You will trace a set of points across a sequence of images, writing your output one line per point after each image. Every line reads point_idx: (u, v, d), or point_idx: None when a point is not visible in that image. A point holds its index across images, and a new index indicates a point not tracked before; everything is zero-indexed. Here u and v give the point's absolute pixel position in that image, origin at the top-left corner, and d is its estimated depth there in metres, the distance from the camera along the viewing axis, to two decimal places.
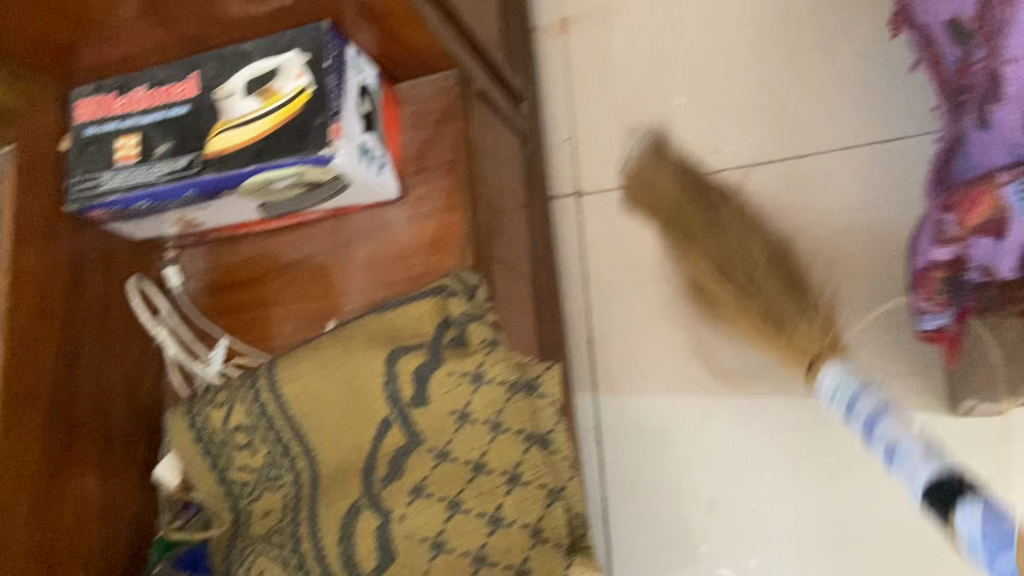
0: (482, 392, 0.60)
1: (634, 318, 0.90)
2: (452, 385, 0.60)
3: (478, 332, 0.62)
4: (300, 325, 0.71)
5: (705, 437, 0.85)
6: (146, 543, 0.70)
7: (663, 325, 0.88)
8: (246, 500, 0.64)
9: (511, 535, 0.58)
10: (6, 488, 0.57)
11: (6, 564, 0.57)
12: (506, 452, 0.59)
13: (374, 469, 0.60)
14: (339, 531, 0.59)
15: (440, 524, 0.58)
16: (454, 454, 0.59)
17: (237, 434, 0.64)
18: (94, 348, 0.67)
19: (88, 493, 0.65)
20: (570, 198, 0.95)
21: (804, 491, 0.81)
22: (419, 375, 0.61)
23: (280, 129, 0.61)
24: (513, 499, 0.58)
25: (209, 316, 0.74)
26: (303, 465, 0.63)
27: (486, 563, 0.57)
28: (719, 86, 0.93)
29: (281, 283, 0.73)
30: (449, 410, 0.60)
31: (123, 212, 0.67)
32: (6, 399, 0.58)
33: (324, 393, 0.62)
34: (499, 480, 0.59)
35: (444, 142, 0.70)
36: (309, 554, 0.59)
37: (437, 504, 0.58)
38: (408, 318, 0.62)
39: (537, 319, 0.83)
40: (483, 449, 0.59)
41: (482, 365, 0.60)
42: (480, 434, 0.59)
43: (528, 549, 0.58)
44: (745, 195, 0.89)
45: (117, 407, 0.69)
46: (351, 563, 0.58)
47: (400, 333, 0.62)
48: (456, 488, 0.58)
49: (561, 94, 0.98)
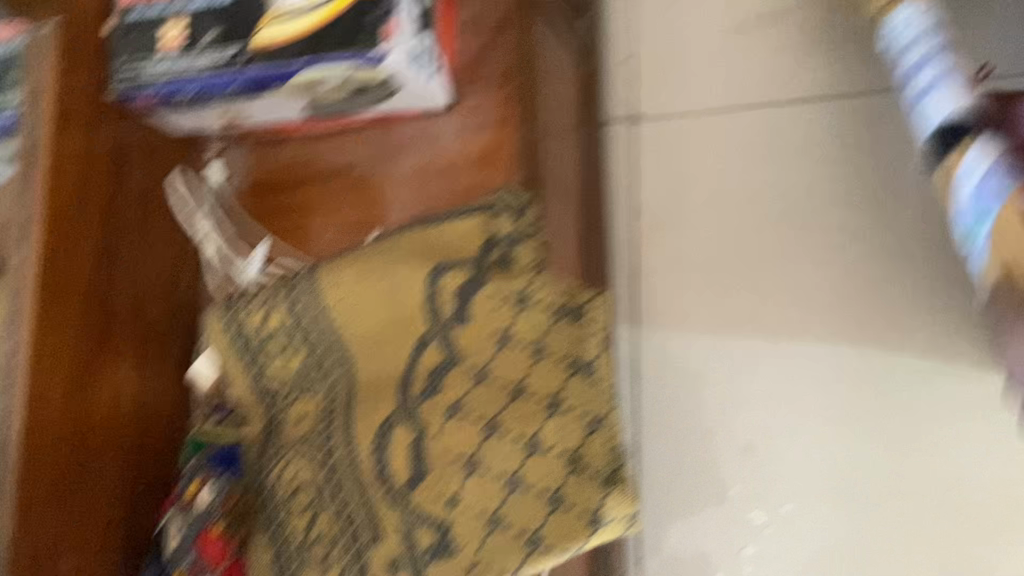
0: (526, 315, 0.58)
1: (681, 253, 0.87)
2: (495, 305, 0.58)
3: (526, 253, 0.60)
4: (340, 234, 0.70)
5: (745, 379, 0.83)
6: (180, 442, 0.70)
7: (710, 262, 0.86)
8: (282, 405, 0.64)
9: (547, 461, 0.54)
10: (42, 373, 0.57)
11: (40, 449, 0.56)
12: (547, 376, 0.56)
13: (411, 384, 0.59)
14: (373, 442, 0.58)
15: (475, 444, 0.56)
16: (493, 376, 0.57)
17: (273, 338, 0.64)
18: (132, 240, 0.66)
19: (122, 386, 0.64)
20: (623, 125, 0.92)
21: (845, 440, 0.79)
22: (461, 292, 0.59)
23: (330, 24, 0.58)
24: (552, 424, 0.55)
25: (247, 218, 0.73)
26: (339, 375, 0.62)
27: (519, 488, 0.54)
28: (788, 14, 0.88)
29: (323, 190, 0.71)
30: (491, 330, 0.58)
31: (165, 103, 0.64)
32: (43, 283, 0.57)
33: (363, 304, 0.61)
34: (539, 404, 0.56)
35: (500, 51, 0.67)
36: (341, 461, 0.59)
37: (473, 424, 0.56)
38: (453, 234, 0.62)
39: (582, 245, 0.80)
40: (524, 373, 0.57)
41: (527, 288, 0.58)
42: (521, 356, 0.57)
43: (564, 477, 0.54)
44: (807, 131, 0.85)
45: (153, 303, 0.68)
46: (383, 475, 0.57)
47: (444, 249, 0.61)
48: (494, 409, 0.56)
49: (621, 15, 0.95)
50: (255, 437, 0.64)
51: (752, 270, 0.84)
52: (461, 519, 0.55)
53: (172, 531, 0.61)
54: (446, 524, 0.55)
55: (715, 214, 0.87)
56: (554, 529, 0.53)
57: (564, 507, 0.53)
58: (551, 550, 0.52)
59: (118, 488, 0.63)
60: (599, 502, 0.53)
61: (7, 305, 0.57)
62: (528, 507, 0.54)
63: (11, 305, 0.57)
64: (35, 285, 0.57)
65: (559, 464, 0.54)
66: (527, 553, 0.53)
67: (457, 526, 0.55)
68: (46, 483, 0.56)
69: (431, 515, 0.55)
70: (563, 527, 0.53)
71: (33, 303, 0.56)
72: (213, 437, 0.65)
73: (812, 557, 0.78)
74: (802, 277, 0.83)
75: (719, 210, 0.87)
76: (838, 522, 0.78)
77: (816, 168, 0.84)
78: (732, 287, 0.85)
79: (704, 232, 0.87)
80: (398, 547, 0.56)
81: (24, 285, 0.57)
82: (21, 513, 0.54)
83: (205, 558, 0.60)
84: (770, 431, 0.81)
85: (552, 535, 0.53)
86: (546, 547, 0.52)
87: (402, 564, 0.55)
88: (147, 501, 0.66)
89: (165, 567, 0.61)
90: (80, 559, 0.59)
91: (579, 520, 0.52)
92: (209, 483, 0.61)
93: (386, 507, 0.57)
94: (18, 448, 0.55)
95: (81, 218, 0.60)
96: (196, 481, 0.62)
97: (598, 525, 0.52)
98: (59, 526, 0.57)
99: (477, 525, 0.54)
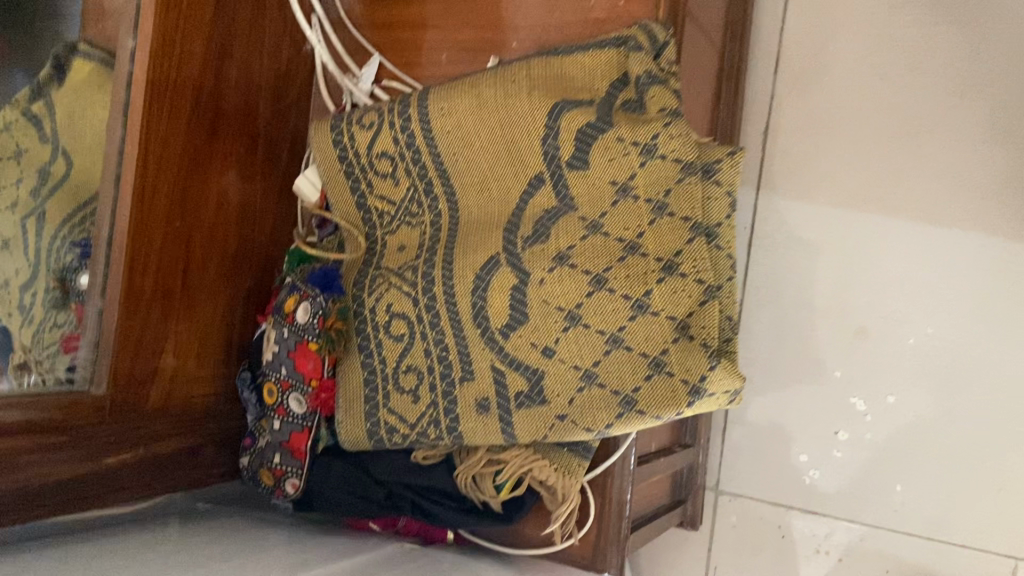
0: (650, 168, 0.52)
1: (826, 114, 0.78)
2: (618, 154, 0.53)
3: (658, 97, 0.54)
4: (458, 56, 0.64)
5: (873, 261, 0.76)
6: (282, 254, 0.70)
7: (856, 127, 0.77)
8: (383, 232, 0.62)
9: (653, 324, 0.51)
10: (151, 170, 0.56)
11: (146, 246, 0.57)
12: (665, 236, 0.51)
13: (518, 227, 0.56)
14: (472, 281, 0.56)
15: (579, 298, 0.53)
16: (606, 229, 0.53)
17: (381, 161, 0.61)
18: (244, 40, 0.63)
19: (228, 191, 0.63)
20: None
21: (973, 341, 0.72)
22: (583, 134, 0.54)
23: None
24: (663, 287, 0.51)
25: (363, 28, 0.68)
26: (445, 208, 0.60)
27: (621, 348, 0.52)
28: None
29: (444, 4, 0.65)
30: (610, 180, 0.53)
31: None
32: (153, 77, 0.55)
33: (476, 136, 0.57)
34: (653, 264, 0.51)
35: None
36: (439, 297, 0.57)
37: (579, 277, 0.53)
38: (580, 69, 0.56)
39: (716, 95, 0.72)
40: (640, 230, 0.52)
41: (656, 137, 0.52)
42: (639, 211, 0.52)
43: (669, 343, 0.51)
44: None
45: (262, 109, 0.66)
46: (480, 316, 0.56)
47: (570, 85, 0.56)
48: (604, 265, 0.53)
49: None
50: (355, 260, 0.63)
51: (903, 144, 0.75)
52: (556, 371, 0.54)
53: (268, 341, 0.62)
54: (540, 372, 0.54)
55: (873, 74, 0.76)
56: (651, 394, 0.51)
57: (665, 374, 0.51)
58: (645, 414, 0.51)
59: (220, 292, 0.64)
60: (704, 374, 0.50)
61: (121, 95, 0.56)
62: (626, 369, 0.52)
63: (125, 95, 0.56)
64: (146, 78, 0.55)
65: (668, 328, 0.51)
66: (620, 413, 0.52)
67: (550, 376, 0.54)
68: (152, 278, 0.58)
69: (526, 361, 0.54)
70: (661, 393, 0.51)
71: (143, 98, 0.55)
72: (313, 255, 0.64)
73: (909, 455, 0.74)
74: (957, 156, 0.74)
75: (877, 70, 0.76)
76: (943, 423, 0.73)
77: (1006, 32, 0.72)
78: (876, 157, 0.76)
79: (855, 94, 0.77)
80: (489, 387, 0.55)
81: (135, 77, 0.55)
82: (127, 304, 0.56)
83: (298, 373, 0.61)
84: (889, 319, 0.75)
85: (647, 398, 0.51)
86: (641, 410, 0.51)
87: (491, 405, 0.56)
88: (248, 307, 0.67)
89: (261, 376, 0.63)
90: (183, 354, 0.61)
91: (679, 388, 0.50)
92: (305, 302, 0.60)
93: (481, 347, 0.56)
94: (126, 242, 0.55)
95: (194, 10, 0.57)
96: (294, 297, 0.61)
97: (699, 396, 0.50)
98: (163, 321, 0.59)
99: (572, 378, 0.53)
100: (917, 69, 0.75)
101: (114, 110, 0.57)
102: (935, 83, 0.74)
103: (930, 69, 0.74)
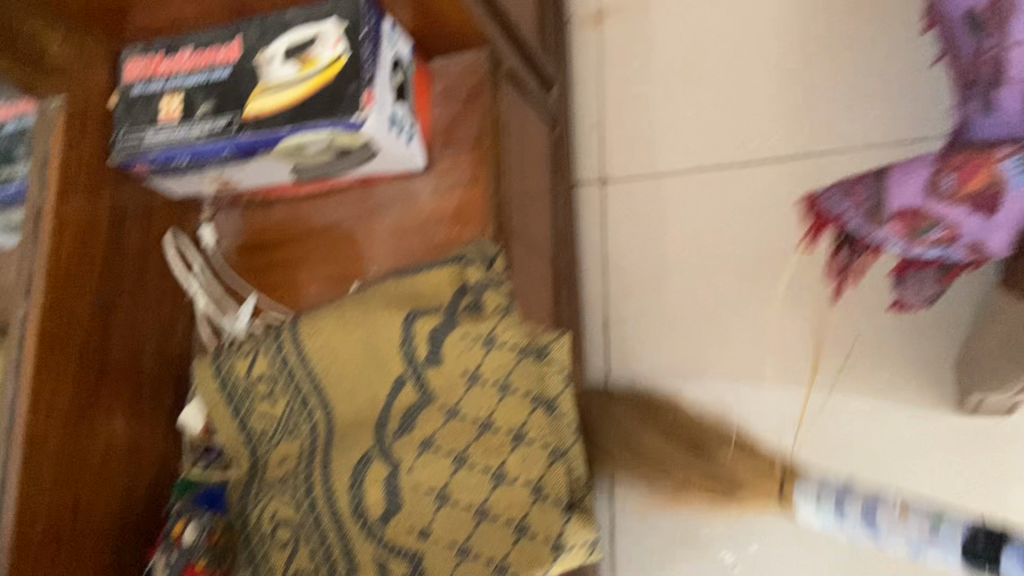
0: (492, 355, 0.61)
1: (652, 303, 0.93)
2: (465, 348, 0.61)
3: (492, 299, 0.65)
4: (324, 286, 0.74)
5: None
6: (169, 487, 0.73)
7: (678, 311, 0.91)
8: (264, 448, 0.68)
9: (513, 492, 0.59)
10: (42, 421, 0.61)
11: (35, 493, 0.59)
12: (512, 412, 0.60)
13: (386, 423, 0.63)
14: (349, 479, 0.62)
15: (445, 478, 0.60)
16: (463, 413, 0.61)
17: (260, 383, 0.67)
18: (129, 296, 0.71)
19: (116, 433, 0.68)
20: (595, 186, 0.98)
21: None
22: (435, 335, 0.62)
23: (315, 94, 0.64)
24: (516, 457, 0.60)
25: (239, 274, 0.78)
26: (320, 417, 0.66)
27: (487, 518, 0.59)
28: (745, 82, 0.94)
29: (309, 246, 0.75)
30: (462, 370, 0.62)
31: (163, 168, 0.70)
32: (44, 337, 0.61)
33: (342, 347, 0.65)
34: (505, 438, 0.60)
35: (472, 118, 0.73)
36: (320, 498, 0.63)
37: (442, 458, 0.60)
38: (427, 283, 0.65)
39: (555, 297, 0.84)
40: (491, 409, 0.61)
41: (494, 329, 0.61)
42: (488, 395, 0.61)
43: (529, 506, 0.59)
44: (764, 191, 0.90)
45: (147, 354, 0.72)
46: (359, 509, 0.61)
47: (419, 297, 0.65)
48: (462, 444, 0.60)
49: (592, 84, 1.01)
50: (239, 478, 0.69)
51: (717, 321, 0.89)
52: (434, 549, 0.60)
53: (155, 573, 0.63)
54: (419, 553, 0.60)
55: (682, 269, 0.92)
56: (521, 556, 0.58)
57: (529, 535, 0.59)
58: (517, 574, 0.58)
59: (108, 531, 0.66)
60: (561, 528, 0.59)
61: (11, 356, 0.61)
62: (495, 536, 0.59)
63: (15, 356, 0.61)
64: (37, 338, 0.61)
65: (524, 493, 0.59)
66: None
67: (429, 555, 0.60)
68: (41, 524, 0.60)
69: (405, 545, 0.60)
70: (529, 554, 0.58)
71: (32, 359, 0.60)
72: (199, 479, 0.69)
73: None
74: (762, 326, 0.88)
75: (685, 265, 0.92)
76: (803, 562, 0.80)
77: (775, 224, 0.89)
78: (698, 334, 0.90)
79: (671, 286, 0.92)
80: None
81: (26, 339, 0.61)
82: (15, 555, 0.57)
83: None
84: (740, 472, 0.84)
85: (518, 561, 0.58)
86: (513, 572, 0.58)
87: None
88: (136, 544, 0.69)
89: None
90: None
91: (543, 547, 0.58)
92: (193, 522, 0.64)
93: (362, 539, 0.61)
94: (15, 493, 0.58)
95: (82, 275, 0.65)
96: (181, 521, 0.65)
97: (561, 550, 0.59)
98: (51, 567, 0.60)
99: (449, 554, 0.59)
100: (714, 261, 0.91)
101: (3, 373, 0.61)
102: (732, 271, 0.90)
103: (725, 261, 0.90)
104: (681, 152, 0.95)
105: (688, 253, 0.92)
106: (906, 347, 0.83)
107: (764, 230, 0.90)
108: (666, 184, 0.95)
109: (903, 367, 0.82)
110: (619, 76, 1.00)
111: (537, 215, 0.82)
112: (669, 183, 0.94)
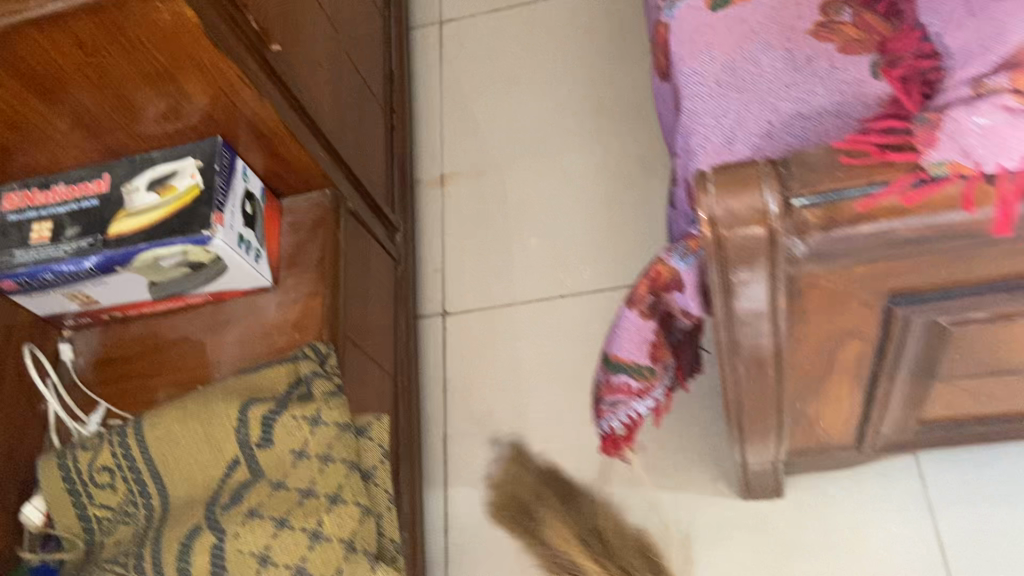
0: (319, 432, 0.70)
1: (484, 417, 1.04)
2: (293, 428, 0.70)
3: (321, 386, 0.73)
4: (174, 391, 0.82)
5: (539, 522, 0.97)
6: None
7: (506, 424, 1.03)
8: (101, 535, 0.72)
9: (328, 549, 0.67)
10: None
11: None
12: (332, 478, 0.70)
13: (217, 500, 0.68)
14: (177, 550, 0.65)
15: (265, 542, 0.65)
16: (287, 484, 0.69)
17: (101, 473, 0.72)
18: None
19: None
20: (436, 317, 1.13)
21: None
22: (266, 420, 0.70)
23: (173, 217, 0.75)
24: (334, 516, 0.68)
25: (94, 386, 0.84)
26: (156, 498, 0.71)
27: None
28: (562, 232, 1.12)
29: (162, 357, 0.83)
30: (288, 448, 0.70)
31: (28, 286, 0.77)
32: None
33: (180, 435, 0.71)
34: (322, 501, 0.68)
35: (314, 244, 0.85)
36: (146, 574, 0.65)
37: (265, 524, 0.66)
38: (264, 380, 0.74)
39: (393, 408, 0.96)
40: (312, 478, 0.69)
41: (320, 410, 0.71)
42: (312, 466, 0.69)
43: (341, 560, 0.67)
44: (579, 321, 1.06)
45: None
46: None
47: (256, 390, 0.73)
48: (284, 509, 0.67)
49: (435, 235, 1.18)
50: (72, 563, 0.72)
51: (540, 431, 1.01)
52: None
53: None
54: None
55: (510, 387, 1.05)
56: None
57: None
58: None
59: None
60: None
61: None
62: None
63: None
64: None
65: (337, 545, 0.67)
66: None
67: None
68: None
69: None
70: None
71: None
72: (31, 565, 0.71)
73: None
74: (579, 436, 1.00)
75: (512, 385, 1.05)
76: None
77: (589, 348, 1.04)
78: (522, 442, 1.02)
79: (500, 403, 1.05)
80: None
81: None
82: None
83: None
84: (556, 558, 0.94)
85: None
86: None
87: None
88: None
89: None
90: None
91: None
92: None
93: None
94: None
95: None
96: None
97: None
98: None
99: None
100: (539, 380, 1.04)
101: None
102: (554, 390, 1.03)
103: (547, 382, 1.04)
104: (509, 290, 1.11)
105: (514, 375, 1.06)
106: (694, 447, 0.97)
107: (581, 353, 1.04)
108: (496, 315, 1.10)
109: (695, 466, 0.96)
110: (460, 225, 1.17)
111: (377, 332, 0.94)
112: (499, 315, 1.10)
